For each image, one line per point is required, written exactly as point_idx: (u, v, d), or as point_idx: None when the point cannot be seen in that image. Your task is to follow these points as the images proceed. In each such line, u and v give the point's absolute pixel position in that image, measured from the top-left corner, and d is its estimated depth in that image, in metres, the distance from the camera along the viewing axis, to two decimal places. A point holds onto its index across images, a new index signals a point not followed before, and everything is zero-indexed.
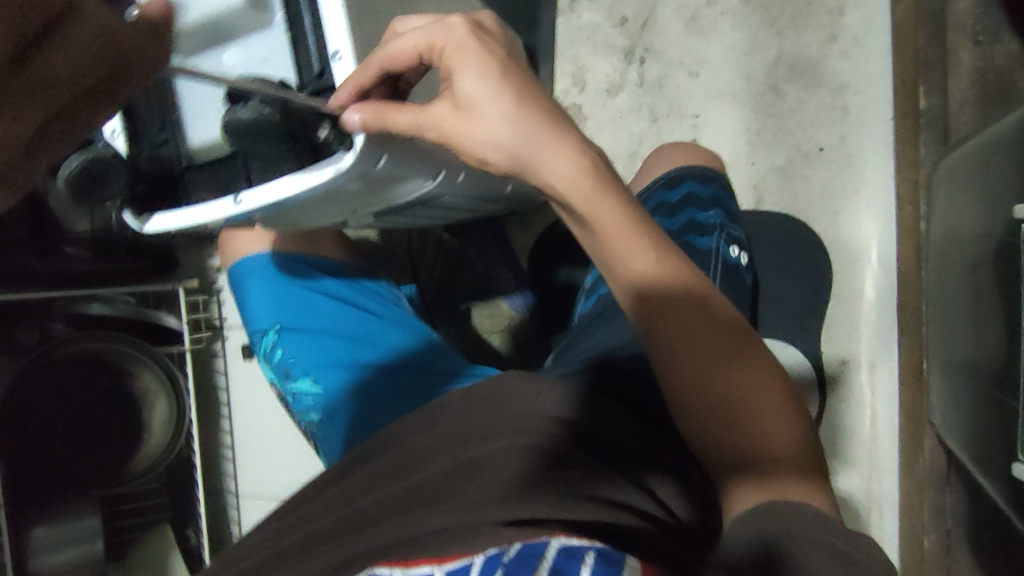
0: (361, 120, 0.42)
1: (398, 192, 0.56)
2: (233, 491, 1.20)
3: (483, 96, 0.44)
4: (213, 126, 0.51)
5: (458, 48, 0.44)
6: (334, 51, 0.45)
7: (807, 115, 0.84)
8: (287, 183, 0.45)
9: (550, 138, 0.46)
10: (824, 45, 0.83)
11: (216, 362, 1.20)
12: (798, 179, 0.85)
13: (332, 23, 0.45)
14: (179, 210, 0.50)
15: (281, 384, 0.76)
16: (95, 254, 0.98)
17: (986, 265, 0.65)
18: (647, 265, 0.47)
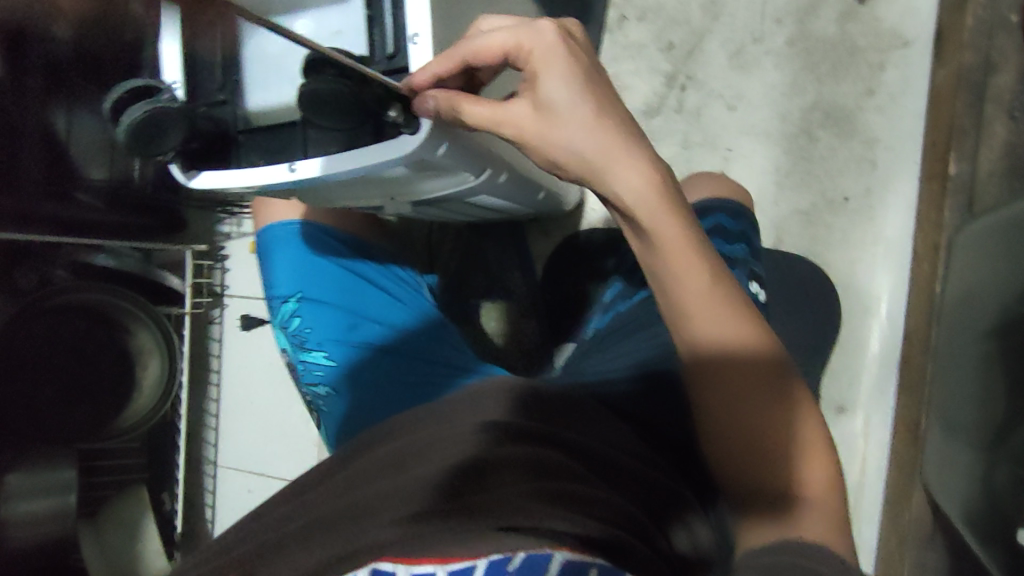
0: (434, 106, 0.43)
1: (444, 183, 0.57)
2: (212, 460, 1.18)
3: (565, 101, 0.46)
4: (274, 90, 0.49)
5: (548, 52, 0.45)
6: (412, 34, 0.45)
7: (836, 163, 0.86)
8: (354, 156, 0.45)
9: (624, 150, 0.46)
10: (862, 97, 0.84)
11: (213, 329, 1.18)
12: (820, 225, 0.86)
13: (414, 5, 0.44)
14: (235, 170, 0.49)
15: (292, 354, 0.76)
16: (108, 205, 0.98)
17: (1002, 333, 0.67)
18: (697, 284, 0.48)
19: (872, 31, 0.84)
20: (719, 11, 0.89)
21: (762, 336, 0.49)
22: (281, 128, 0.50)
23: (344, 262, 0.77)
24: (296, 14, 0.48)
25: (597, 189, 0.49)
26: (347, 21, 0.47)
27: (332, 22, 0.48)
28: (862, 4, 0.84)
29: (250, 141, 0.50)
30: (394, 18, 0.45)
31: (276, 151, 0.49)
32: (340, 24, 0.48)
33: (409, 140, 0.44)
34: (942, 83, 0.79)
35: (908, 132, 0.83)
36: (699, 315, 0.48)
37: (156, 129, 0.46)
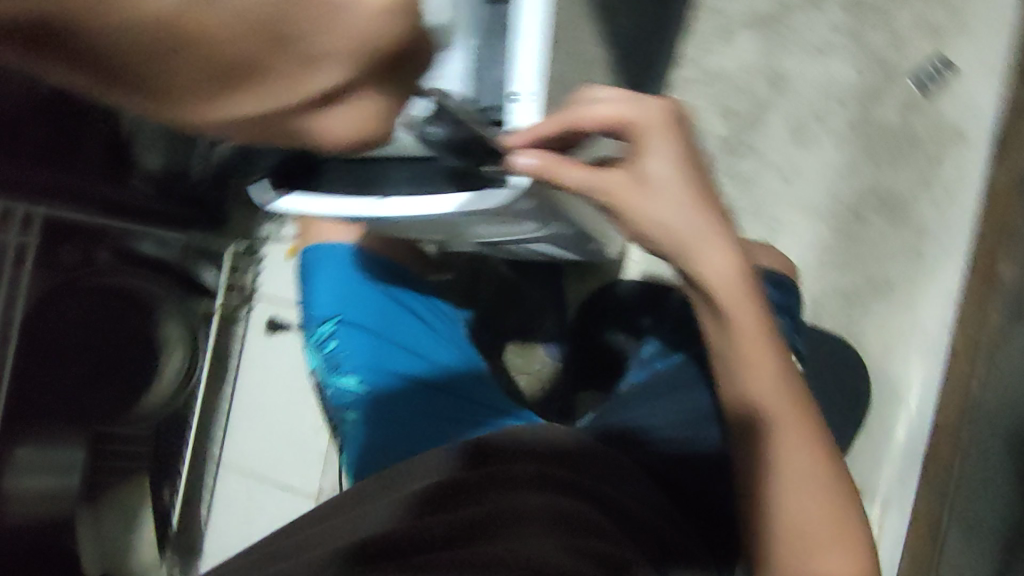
0: (531, 165, 0.44)
1: (510, 227, 0.57)
2: (216, 457, 1.18)
3: (666, 180, 0.46)
4: None
5: (655, 133, 0.45)
6: (514, 92, 0.47)
7: (884, 249, 0.87)
8: (450, 196, 0.47)
9: (716, 237, 0.47)
10: (916, 187, 0.86)
11: (238, 329, 1.18)
12: (859, 307, 0.87)
13: (522, 65, 0.47)
14: (314, 197, 0.50)
15: (324, 375, 0.76)
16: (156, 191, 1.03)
17: None
18: (765, 369, 0.48)
19: (933, 126, 0.85)
20: (785, 87, 0.91)
21: (822, 432, 0.49)
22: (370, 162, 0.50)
23: (387, 289, 0.78)
24: None
25: (680, 268, 0.49)
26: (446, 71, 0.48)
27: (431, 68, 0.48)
28: (927, 97, 0.85)
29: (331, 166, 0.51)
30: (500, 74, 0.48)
31: (363, 181, 0.50)
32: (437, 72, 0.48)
33: (504, 193, 0.46)
34: (997, 186, 0.80)
35: (960, 229, 0.83)
36: (762, 395, 0.48)
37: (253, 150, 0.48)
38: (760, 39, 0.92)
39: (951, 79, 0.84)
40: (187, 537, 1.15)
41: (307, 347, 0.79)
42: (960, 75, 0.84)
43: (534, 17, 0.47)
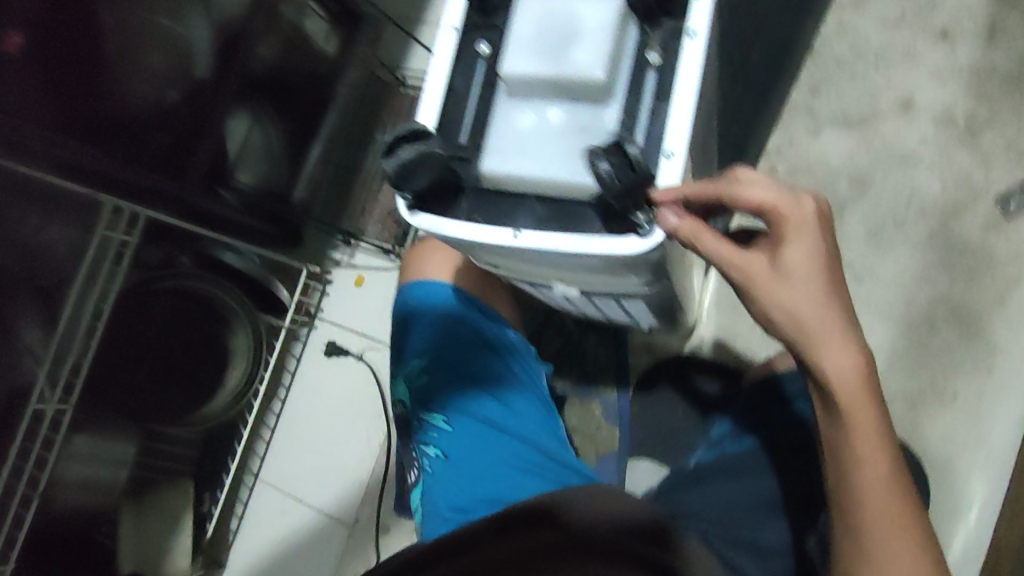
0: (676, 223, 0.48)
1: (625, 284, 0.60)
2: (253, 472, 1.18)
3: (802, 271, 0.49)
4: (515, 162, 0.51)
5: (807, 223, 0.49)
6: (667, 152, 0.49)
7: (953, 360, 0.87)
8: (590, 237, 0.49)
9: (843, 336, 0.49)
10: (990, 304, 0.87)
11: (296, 346, 1.21)
12: (923, 415, 0.87)
13: (675, 130, 0.48)
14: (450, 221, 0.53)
15: (411, 407, 0.80)
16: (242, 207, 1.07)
17: None
18: (877, 472, 0.49)
19: (1013, 246, 0.87)
20: (867, 188, 0.94)
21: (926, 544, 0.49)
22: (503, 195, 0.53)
23: (480, 329, 0.79)
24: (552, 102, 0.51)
25: (802, 358, 0.51)
26: (596, 121, 0.50)
27: (580, 116, 0.51)
28: (1008, 219, 0.88)
29: (472, 196, 0.53)
30: (653, 133, 0.49)
31: (498, 213, 0.52)
32: (586, 120, 0.50)
33: (640, 242, 0.48)
34: None
35: None
36: (872, 501, 0.49)
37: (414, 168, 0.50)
38: (850, 139, 0.95)
39: None
40: (215, 547, 1.16)
41: (396, 375, 0.83)
42: None
43: (691, 73, 0.49)
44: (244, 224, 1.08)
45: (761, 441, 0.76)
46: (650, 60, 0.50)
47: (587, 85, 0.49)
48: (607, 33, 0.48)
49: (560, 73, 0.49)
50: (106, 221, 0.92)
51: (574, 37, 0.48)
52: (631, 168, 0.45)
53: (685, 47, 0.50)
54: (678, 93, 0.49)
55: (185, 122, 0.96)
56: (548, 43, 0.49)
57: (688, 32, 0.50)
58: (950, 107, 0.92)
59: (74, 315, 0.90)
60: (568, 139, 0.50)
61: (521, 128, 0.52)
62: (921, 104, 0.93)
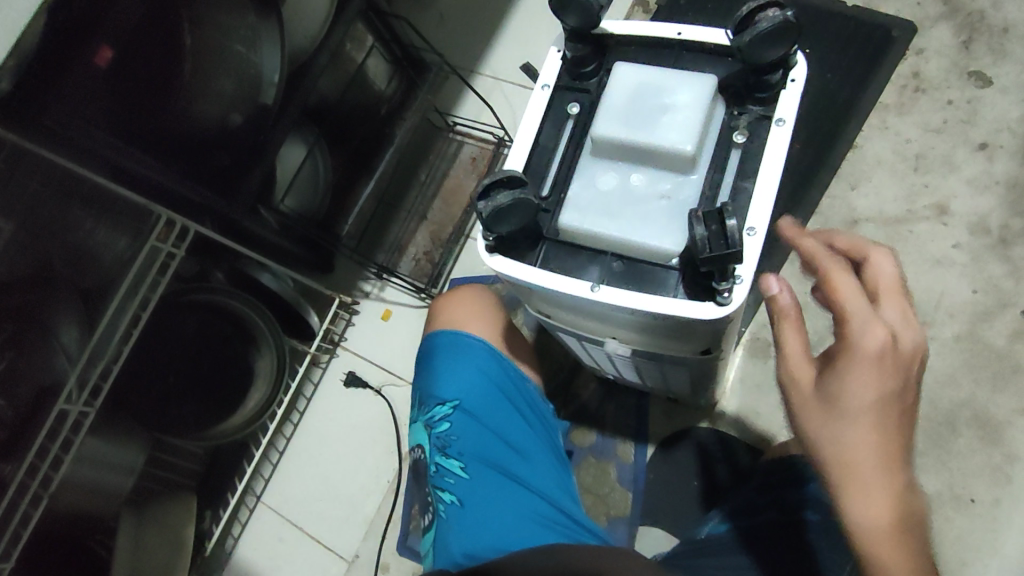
0: (773, 294, 0.49)
1: (677, 350, 0.62)
2: (256, 493, 1.18)
3: (846, 399, 0.45)
4: (592, 220, 0.53)
5: (870, 350, 0.45)
6: (750, 227, 0.50)
7: (972, 463, 0.88)
8: (664, 300, 0.50)
9: (872, 489, 0.44)
10: (1014, 412, 0.88)
11: (315, 372, 1.21)
12: (940, 515, 0.87)
13: (759, 207, 0.50)
14: (525, 268, 0.54)
15: (429, 453, 0.79)
16: (281, 228, 1.07)
17: None
18: None
19: None
20: None
21: None
22: (583, 249, 0.55)
23: (501, 380, 0.78)
24: (636, 169, 0.54)
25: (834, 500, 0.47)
26: (679, 190, 0.52)
27: (663, 184, 0.53)
28: None
29: (551, 245, 0.56)
30: (736, 206, 0.51)
31: (572, 268, 0.55)
32: (670, 188, 0.52)
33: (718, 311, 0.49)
34: None
35: None
36: None
37: (509, 214, 0.50)
38: (885, 235, 0.98)
39: None
40: (209, 567, 1.14)
41: (416, 421, 0.83)
42: None
43: (779, 154, 0.51)
44: (281, 245, 1.09)
45: None
46: (736, 140, 0.53)
47: (676, 157, 0.51)
48: (700, 112, 0.50)
49: (651, 142, 0.51)
50: (157, 231, 0.93)
51: (667, 112, 0.51)
52: (728, 244, 0.45)
53: (774, 132, 0.52)
54: (764, 172, 0.51)
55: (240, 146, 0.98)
56: (641, 114, 0.51)
57: (777, 118, 0.52)
58: (985, 217, 0.95)
59: (114, 319, 0.91)
60: (650, 205, 0.52)
61: (602, 191, 0.54)
62: (957, 210, 0.97)
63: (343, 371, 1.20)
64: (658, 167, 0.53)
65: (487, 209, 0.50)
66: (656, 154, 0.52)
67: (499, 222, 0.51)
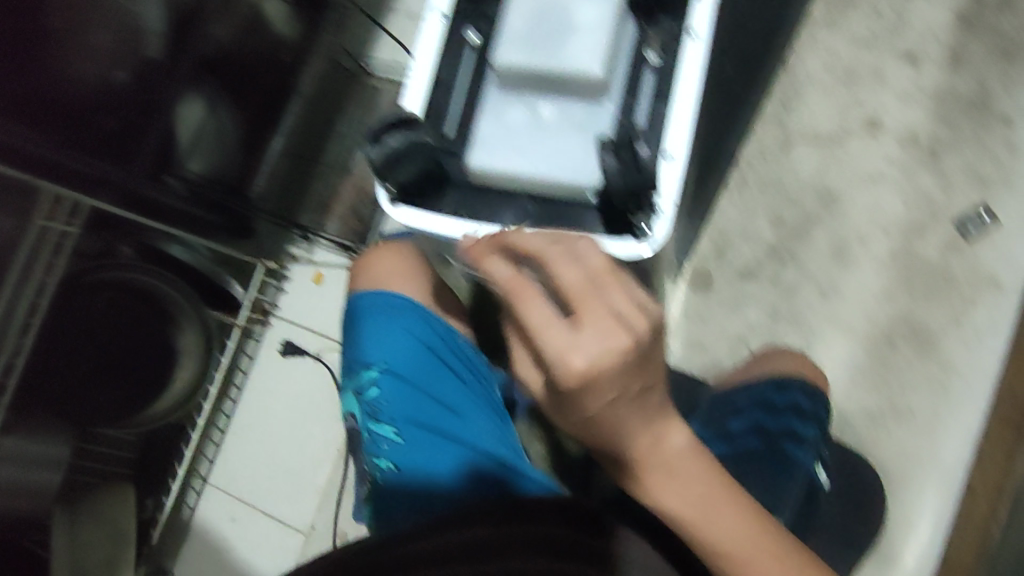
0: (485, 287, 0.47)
1: None
2: (203, 475, 1.13)
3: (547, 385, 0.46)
4: (501, 156, 0.50)
5: (576, 384, 0.41)
6: (667, 152, 0.48)
7: (910, 376, 0.89)
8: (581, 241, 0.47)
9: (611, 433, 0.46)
10: (947, 324, 0.89)
11: (249, 345, 1.15)
12: (882, 429, 0.89)
13: (675, 131, 0.48)
14: (433, 216, 0.50)
15: (361, 420, 0.76)
16: (190, 195, 0.99)
17: None
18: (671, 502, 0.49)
19: (970, 268, 0.90)
20: (834, 205, 0.95)
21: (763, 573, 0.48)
22: (493, 193, 0.50)
23: (431, 341, 0.76)
24: (545, 99, 0.50)
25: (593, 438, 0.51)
26: (591, 119, 0.49)
27: (577, 115, 0.49)
28: (967, 240, 0.90)
29: (460, 190, 0.51)
30: (651, 132, 0.49)
31: (486, 211, 0.50)
32: (584, 119, 0.49)
33: (640, 248, 0.48)
34: None
35: (984, 368, 0.87)
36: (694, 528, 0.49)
37: (408, 158, 0.48)
38: (818, 155, 0.96)
39: (991, 228, 0.90)
40: (160, 553, 1.10)
41: (347, 389, 0.79)
42: (1001, 226, 0.90)
43: (690, 83, 0.49)
44: (192, 213, 1.01)
45: (729, 450, 0.76)
46: (650, 60, 0.50)
47: (585, 81, 0.47)
48: (606, 32, 0.46)
49: (554, 69, 0.47)
50: (45, 209, 0.86)
51: (568, 32, 0.46)
52: (640, 172, 0.45)
53: (686, 48, 0.49)
54: (681, 93, 0.49)
55: (133, 117, 0.89)
56: (544, 36, 0.47)
57: (689, 30, 0.50)
58: (915, 130, 0.94)
59: (7, 310, 0.84)
60: (563, 138, 0.49)
61: (510, 120, 0.50)
62: (888, 124, 0.95)
63: (279, 340, 1.15)
64: (570, 96, 0.49)
65: (384, 153, 0.48)
66: (563, 79, 0.48)
67: (398, 167, 0.48)
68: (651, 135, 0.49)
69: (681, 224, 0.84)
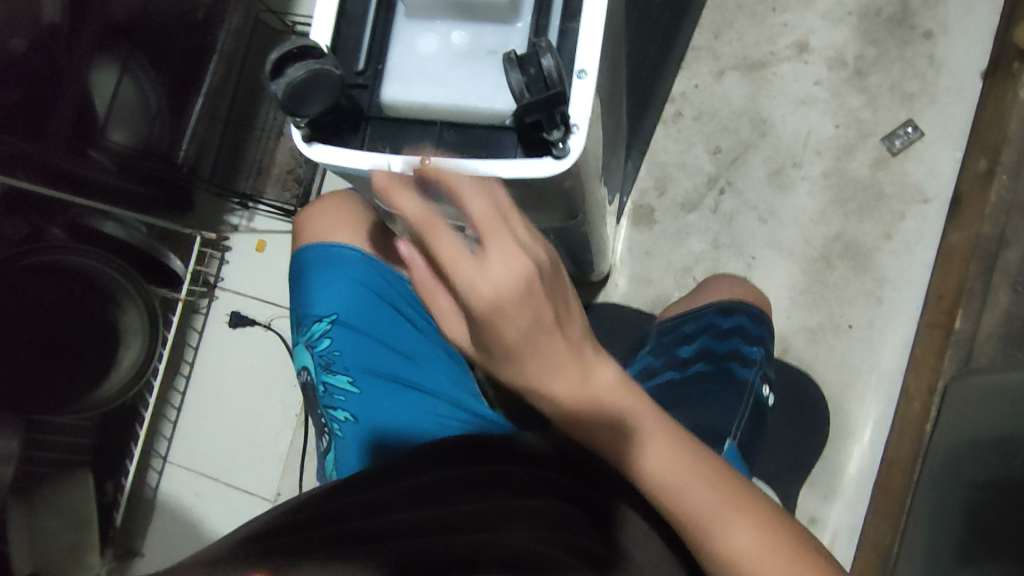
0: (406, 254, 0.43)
1: (536, 217, 0.61)
2: (161, 453, 1.12)
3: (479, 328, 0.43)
4: (415, 87, 0.49)
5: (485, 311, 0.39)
6: (580, 70, 0.48)
7: (848, 292, 0.92)
8: (500, 164, 0.48)
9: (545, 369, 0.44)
10: (880, 239, 0.92)
11: (196, 319, 1.13)
12: (823, 345, 0.92)
13: (587, 46, 0.48)
14: (347, 152, 0.50)
15: (314, 372, 0.75)
16: (117, 168, 0.96)
17: (976, 485, 0.71)
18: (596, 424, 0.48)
19: (898, 182, 0.92)
20: (767, 130, 0.96)
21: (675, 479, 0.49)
22: (411, 124, 0.50)
23: (383, 289, 0.76)
24: (454, 26, 0.49)
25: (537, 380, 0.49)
26: (503, 41, 0.49)
27: (487, 39, 0.49)
28: (895, 156, 0.93)
29: (376, 125, 0.51)
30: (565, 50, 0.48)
31: (402, 144, 0.51)
32: (496, 43, 0.49)
33: (558, 166, 0.48)
34: (951, 245, 0.87)
35: (915, 278, 0.90)
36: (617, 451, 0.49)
37: (312, 91, 0.46)
38: (750, 82, 0.97)
39: (916, 142, 0.92)
40: (127, 535, 1.09)
41: (297, 343, 0.78)
42: (925, 139, 0.92)
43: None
44: (120, 186, 0.97)
45: (680, 375, 0.78)
46: None
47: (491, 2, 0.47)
48: None
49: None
50: None
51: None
52: (547, 87, 0.44)
53: None
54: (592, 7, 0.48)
55: (43, 90, 0.84)
56: None
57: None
58: (842, 50, 0.95)
59: None
60: (475, 62, 0.49)
61: (421, 50, 0.49)
62: (815, 47, 0.96)
63: (227, 311, 1.12)
64: (479, 20, 0.49)
65: (288, 86, 0.46)
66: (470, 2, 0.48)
67: (303, 103, 0.47)
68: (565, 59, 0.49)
69: (618, 158, 0.85)
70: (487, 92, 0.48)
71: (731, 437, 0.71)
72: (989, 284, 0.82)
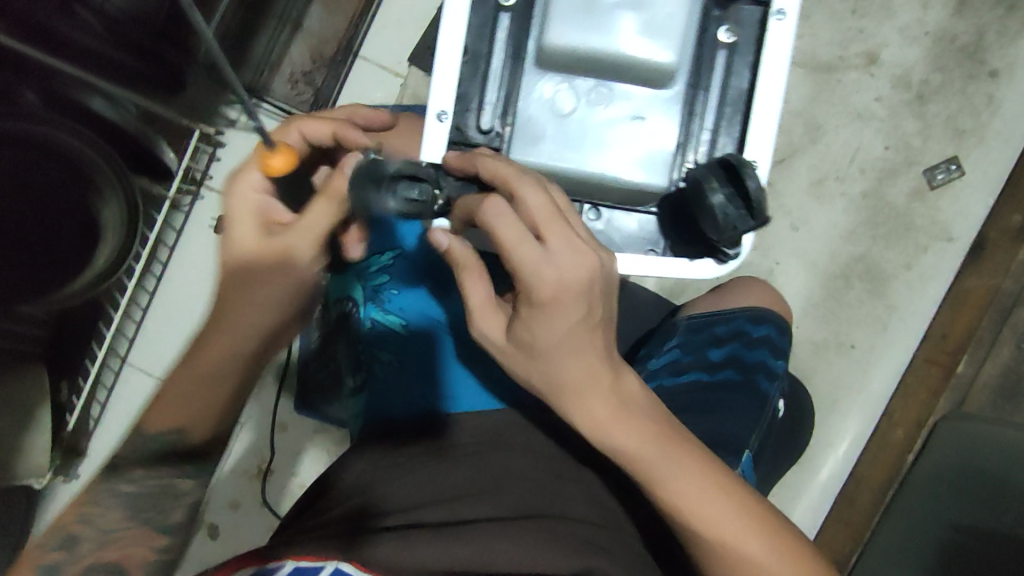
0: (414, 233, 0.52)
1: None
2: (120, 355, 1.02)
3: (545, 342, 0.48)
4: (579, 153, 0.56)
5: (546, 295, 0.45)
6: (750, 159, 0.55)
7: (857, 313, 0.94)
8: (674, 266, 0.57)
9: (578, 350, 0.48)
10: (900, 267, 0.94)
11: (176, 216, 1.02)
12: (824, 359, 0.94)
13: (757, 140, 0.55)
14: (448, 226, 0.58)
15: (362, 307, 0.71)
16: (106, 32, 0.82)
17: (959, 526, 0.77)
18: (623, 438, 0.50)
19: (930, 215, 0.93)
20: (819, 137, 0.94)
21: (689, 468, 0.51)
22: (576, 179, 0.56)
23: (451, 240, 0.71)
24: (608, 85, 0.56)
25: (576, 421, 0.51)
26: (653, 106, 0.56)
27: (636, 102, 0.56)
28: (932, 189, 0.93)
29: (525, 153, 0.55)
30: (726, 133, 0.56)
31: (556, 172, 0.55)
32: (644, 107, 0.56)
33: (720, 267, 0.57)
34: (966, 287, 0.90)
35: (924, 310, 0.93)
36: (643, 461, 0.50)
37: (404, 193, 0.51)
38: (813, 84, 0.94)
39: (955, 179, 0.93)
40: (74, 437, 1.00)
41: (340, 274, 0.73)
42: (964, 178, 0.93)
43: (775, 77, 0.55)
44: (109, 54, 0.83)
45: (707, 378, 0.77)
46: (723, 39, 0.56)
47: (648, 67, 0.54)
48: (677, 15, 0.53)
49: (610, 52, 0.54)
50: None
51: (619, 22, 0.53)
52: (751, 219, 0.51)
53: (774, 28, 0.55)
54: (762, 91, 0.55)
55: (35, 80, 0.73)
56: (599, 15, 0.53)
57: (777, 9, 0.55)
58: (909, 70, 0.93)
59: None
60: (631, 129, 0.56)
61: (580, 113, 0.56)
62: (885, 61, 0.94)
63: (212, 215, 1.03)
64: (633, 81, 0.55)
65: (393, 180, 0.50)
66: (628, 64, 0.54)
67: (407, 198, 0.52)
68: (719, 138, 0.57)
69: None
70: (640, 165, 0.55)
71: (749, 449, 0.73)
72: (998, 334, 0.89)
